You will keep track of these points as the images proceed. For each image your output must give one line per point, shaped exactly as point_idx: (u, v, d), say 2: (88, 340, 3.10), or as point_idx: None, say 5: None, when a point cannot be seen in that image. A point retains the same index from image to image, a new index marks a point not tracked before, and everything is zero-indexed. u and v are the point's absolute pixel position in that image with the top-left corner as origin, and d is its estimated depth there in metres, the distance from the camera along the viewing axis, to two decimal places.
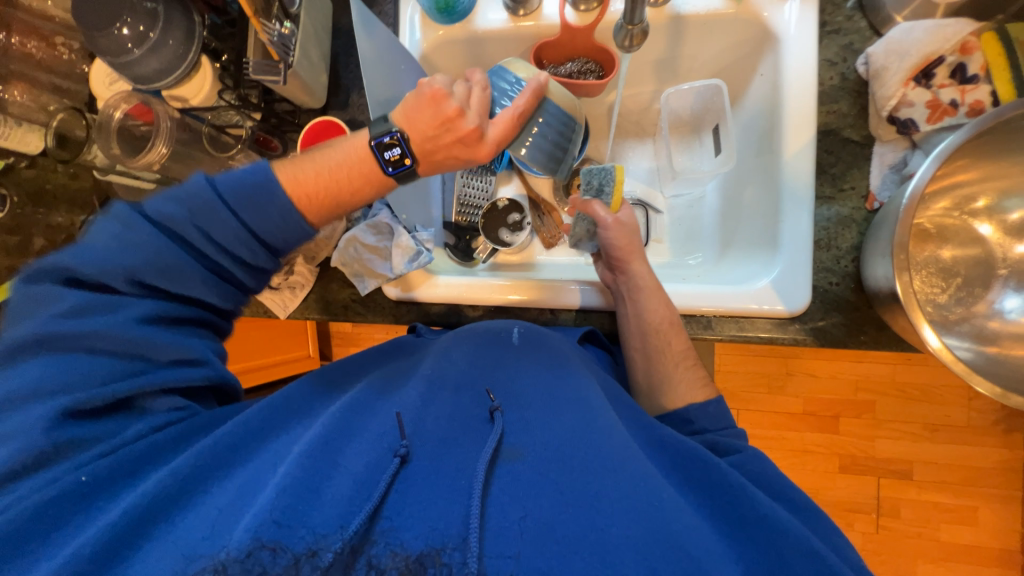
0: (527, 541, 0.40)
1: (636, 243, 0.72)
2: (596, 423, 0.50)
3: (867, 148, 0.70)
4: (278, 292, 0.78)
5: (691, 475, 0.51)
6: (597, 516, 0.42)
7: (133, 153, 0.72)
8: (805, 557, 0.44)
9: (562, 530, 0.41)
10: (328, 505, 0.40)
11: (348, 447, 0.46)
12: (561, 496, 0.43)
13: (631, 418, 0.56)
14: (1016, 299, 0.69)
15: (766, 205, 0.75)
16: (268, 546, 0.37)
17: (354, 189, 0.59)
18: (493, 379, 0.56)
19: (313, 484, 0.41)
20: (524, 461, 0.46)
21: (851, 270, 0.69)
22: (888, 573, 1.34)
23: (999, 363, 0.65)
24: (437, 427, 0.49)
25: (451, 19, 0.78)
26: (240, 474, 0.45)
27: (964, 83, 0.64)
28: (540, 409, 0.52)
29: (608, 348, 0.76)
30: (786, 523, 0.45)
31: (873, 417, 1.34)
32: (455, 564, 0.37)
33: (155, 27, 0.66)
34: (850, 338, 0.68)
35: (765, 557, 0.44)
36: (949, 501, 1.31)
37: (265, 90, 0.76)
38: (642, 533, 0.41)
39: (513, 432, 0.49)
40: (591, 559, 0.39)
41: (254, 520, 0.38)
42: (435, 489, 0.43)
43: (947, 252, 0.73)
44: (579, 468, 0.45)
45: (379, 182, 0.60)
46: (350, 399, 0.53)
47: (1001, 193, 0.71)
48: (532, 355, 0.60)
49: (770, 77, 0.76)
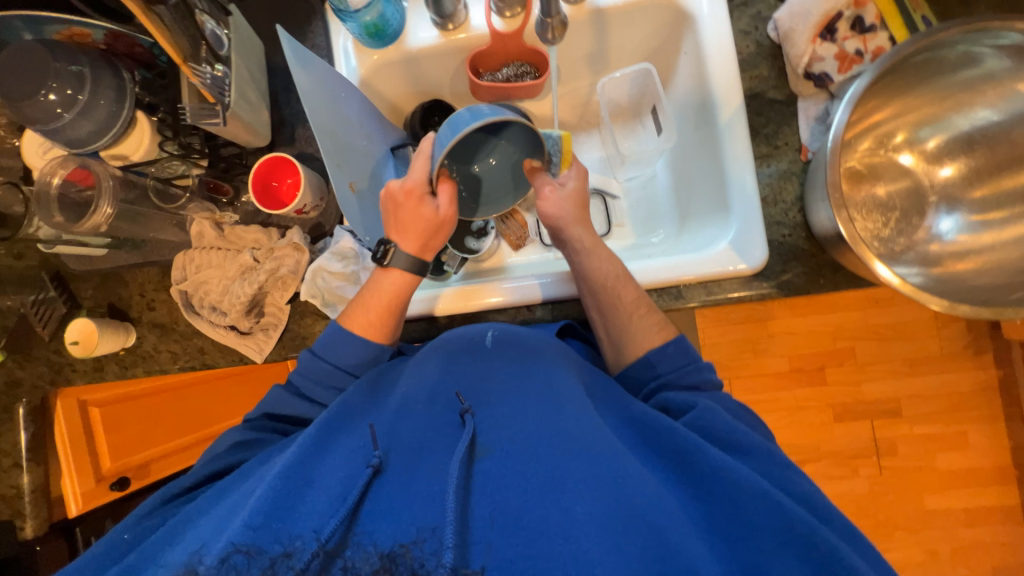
0: (496, 532, 0.43)
1: (582, 207, 0.73)
2: (563, 409, 0.52)
3: (792, 105, 0.75)
4: (251, 336, 0.78)
5: (658, 441, 0.54)
6: (560, 495, 0.45)
7: (77, 219, 0.71)
8: (763, 504, 0.46)
9: (529, 515, 0.44)
10: (307, 519, 0.43)
11: (324, 465, 0.49)
12: (527, 484, 0.46)
13: (605, 397, 0.59)
14: (948, 220, 0.76)
15: (712, 171, 0.78)
16: (241, 551, 0.39)
17: (395, 300, 0.68)
18: (460, 378, 0.57)
19: (290, 504, 0.44)
20: (494, 456, 0.48)
21: (800, 220, 0.72)
22: (897, 510, 1.37)
23: (947, 281, 0.70)
24: (411, 435, 0.52)
25: (383, 42, 0.80)
26: (224, 508, 0.48)
27: (864, 32, 0.69)
28: (510, 402, 0.54)
29: (587, 339, 0.77)
30: (746, 479, 0.47)
31: (854, 362, 1.39)
32: (424, 556, 0.39)
33: (84, 90, 0.64)
34: (811, 284, 0.71)
35: (722, 511, 0.47)
36: (937, 427, 1.37)
37: (207, 136, 0.75)
38: (600, 506, 0.45)
39: (485, 429, 0.51)
40: (556, 536, 0.43)
41: (234, 534, 0.41)
42: (410, 495, 0.46)
43: (881, 188, 0.78)
44: (545, 452, 0.48)
45: (411, 282, 0.68)
46: (338, 407, 0.56)
47: (915, 125, 0.78)
48: (504, 350, 0.60)
49: (693, 54, 0.80)
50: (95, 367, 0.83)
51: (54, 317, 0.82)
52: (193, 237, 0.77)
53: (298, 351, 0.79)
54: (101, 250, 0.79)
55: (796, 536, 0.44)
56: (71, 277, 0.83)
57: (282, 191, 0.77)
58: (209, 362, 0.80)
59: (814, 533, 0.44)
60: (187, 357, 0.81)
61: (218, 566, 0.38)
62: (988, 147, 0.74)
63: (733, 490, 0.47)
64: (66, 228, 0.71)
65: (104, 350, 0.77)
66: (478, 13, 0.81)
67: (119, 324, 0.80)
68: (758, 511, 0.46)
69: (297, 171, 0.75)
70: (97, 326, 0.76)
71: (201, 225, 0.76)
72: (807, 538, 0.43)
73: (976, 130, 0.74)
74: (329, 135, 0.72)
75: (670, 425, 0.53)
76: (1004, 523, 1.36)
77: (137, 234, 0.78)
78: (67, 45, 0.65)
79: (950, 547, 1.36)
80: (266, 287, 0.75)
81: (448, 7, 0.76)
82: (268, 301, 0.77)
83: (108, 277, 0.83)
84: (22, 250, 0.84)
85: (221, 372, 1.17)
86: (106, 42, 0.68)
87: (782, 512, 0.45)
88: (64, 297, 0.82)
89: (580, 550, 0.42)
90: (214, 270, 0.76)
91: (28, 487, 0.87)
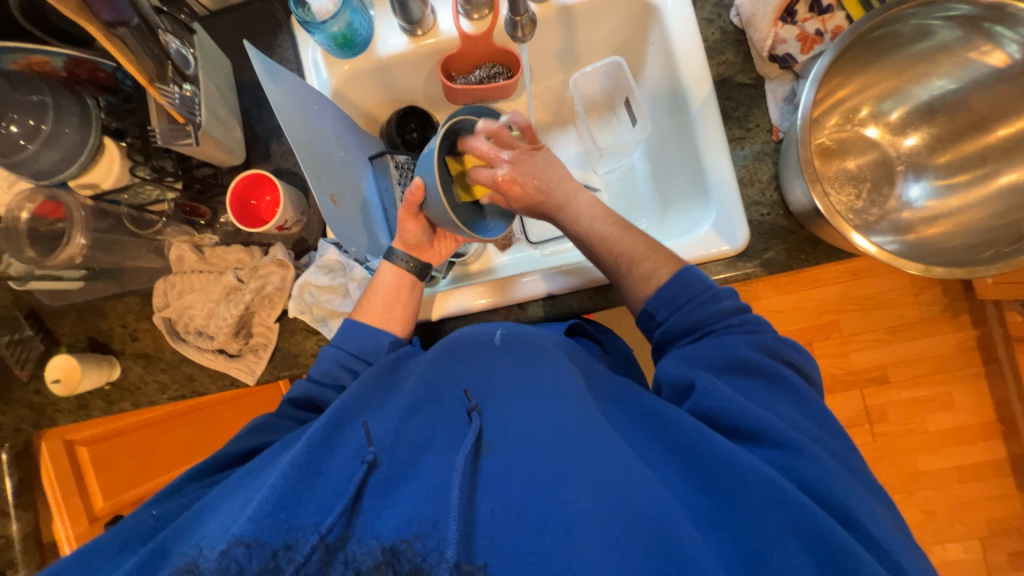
0: (499, 526, 0.44)
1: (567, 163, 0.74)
2: (568, 411, 0.52)
3: (760, 88, 0.77)
4: (240, 358, 0.76)
5: (669, 434, 0.52)
6: (564, 491, 0.45)
7: (49, 252, 0.69)
8: (775, 504, 0.44)
9: (532, 511, 0.45)
10: (313, 512, 0.46)
11: (334, 459, 0.50)
12: (530, 481, 0.46)
13: (616, 395, 0.58)
14: (916, 189, 0.78)
15: (688, 158, 0.80)
16: (244, 543, 0.42)
17: (396, 295, 0.72)
18: (469, 378, 0.58)
19: (297, 497, 0.46)
20: (498, 453, 0.49)
21: (777, 198, 0.74)
22: (892, 473, 1.41)
23: (921, 247, 0.73)
24: (417, 433, 0.52)
25: (353, 51, 0.79)
26: (234, 497, 0.49)
27: (822, 13, 0.72)
28: (516, 399, 0.54)
29: (596, 336, 0.74)
30: (760, 474, 0.45)
31: (839, 334, 1.42)
32: (426, 550, 0.43)
33: (47, 118, 0.64)
34: (793, 259, 0.73)
35: (732, 509, 0.45)
36: (923, 390, 1.41)
37: (180, 157, 0.75)
38: (607, 503, 0.45)
39: (490, 426, 0.51)
40: (558, 531, 0.43)
41: (239, 528, 0.43)
42: (413, 491, 0.47)
43: (851, 162, 0.81)
44: (549, 451, 0.48)
45: (408, 280, 0.73)
46: (337, 407, 0.54)
47: (878, 100, 0.80)
48: (511, 350, 0.61)
49: (661, 45, 0.82)
50: (80, 405, 0.81)
51: (32, 356, 0.80)
52: (173, 262, 0.75)
53: (290, 369, 0.77)
54: (77, 283, 0.77)
55: (808, 536, 0.42)
56: (47, 314, 0.81)
57: (262, 209, 0.76)
58: (200, 389, 0.78)
59: (830, 535, 0.42)
60: (176, 386, 0.79)
61: (221, 558, 0.42)
62: (947, 115, 0.77)
63: (745, 486, 0.45)
64: (38, 262, 0.69)
65: (88, 386, 0.75)
66: (446, 17, 0.81)
67: (101, 358, 0.78)
68: (766, 507, 0.44)
69: (276, 187, 0.74)
70: (78, 361, 0.74)
71: (180, 249, 0.75)
72: (822, 538, 0.42)
73: (935, 99, 0.77)
74: (305, 148, 0.71)
75: (685, 420, 0.51)
76: (995, 477, 1.40)
77: (113, 264, 0.76)
78: (26, 74, 0.64)
79: (946, 505, 1.41)
80: (253, 307, 0.74)
81: (416, 13, 0.76)
82: (256, 321, 0.76)
83: (86, 311, 0.80)
84: None
85: (213, 400, 1.13)
86: (66, 69, 0.65)
87: (796, 510, 0.43)
88: (41, 335, 0.80)
89: (581, 546, 0.42)
90: (197, 294, 0.75)
91: (17, 535, 0.85)
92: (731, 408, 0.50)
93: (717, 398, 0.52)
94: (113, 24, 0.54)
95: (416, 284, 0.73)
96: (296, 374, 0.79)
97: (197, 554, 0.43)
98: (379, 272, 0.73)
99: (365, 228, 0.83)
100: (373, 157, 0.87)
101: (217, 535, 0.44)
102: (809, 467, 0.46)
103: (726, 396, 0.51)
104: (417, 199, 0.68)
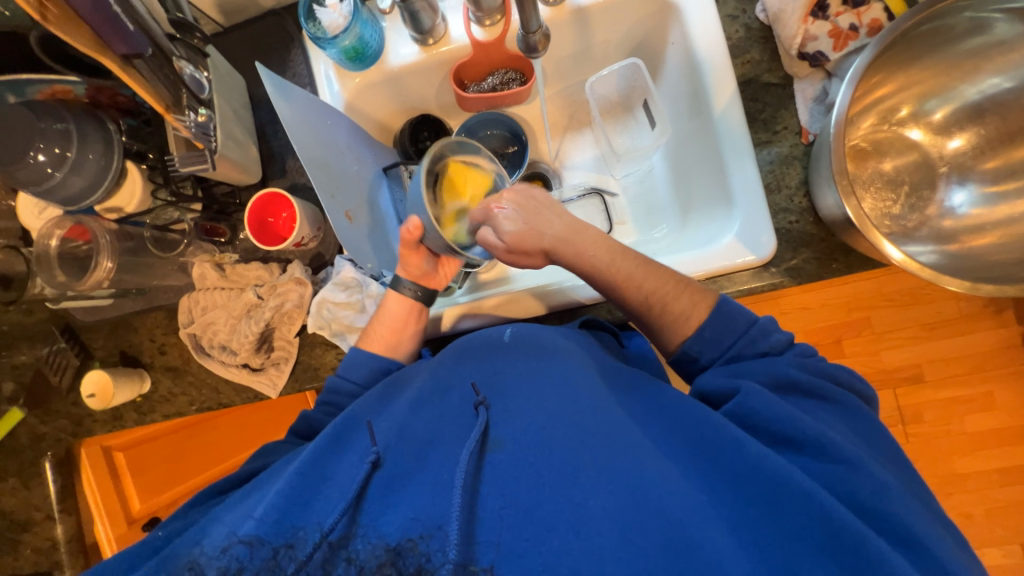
0: (506, 526, 0.43)
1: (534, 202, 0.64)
2: (580, 402, 0.50)
3: (788, 88, 0.73)
4: (264, 372, 0.78)
5: (688, 431, 0.49)
6: (575, 491, 0.44)
7: (79, 275, 0.72)
8: (800, 504, 0.42)
9: (540, 509, 0.43)
10: (318, 513, 0.46)
11: (341, 462, 0.50)
12: (538, 478, 0.45)
13: (634, 389, 0.56)
14: (962, 193, 0.74)
15: (710, 162, 0.77)
16: (244, 542, 0.45)
17: (400, 326, 0.72)
18: (477, 370, 0.56)
19: (306, 500, 0.47)
20: (506, 449, 0.47)
21: (806, 205, 0.70)
22: (929, 476, 1.34)
23: (964, 256, 0.69)
24: (423, 428, 0.52)
25: (365, 64, 0.78)
26: (237, 508, 0.49)
27: (857, 5, 0.67)
28: (525, 394, 0.52)
29: (613, 331, 0.71)
30: (786, 475, 0.43)
31: (871, 332, 1.32)
32: (430, 551, 0.42)
33: (71, 145, 0.65)
34: (823, 269, 0.69)
35: (759, 518, 0.43)
36: (962, 389, 1.32)
37: (198, 178, 0.76)
38: (618, 502, 0.43)
39: (498, 422, 0.50)
40: (566, 531, 0.42)
41: (241, 527, 0.46)
42: (418, 485, 0.47)
43: (888, 164, 0.76)
44: (559, 449, 0.46)
45: (415, 308, 0.72)
46: (344, 417, 0.55)
47: (919, 98, 0.75)
48: (522, 346, 0.58)
49: (681, 43, 0.78)
50: (114, 415, 0.83)
51: (69, 369, 0.83)
52: (196, 279, 0.77)
53: (312, 382, 0.78)
54: (108, 301, 0.79)
55: (844, 546, 0.40)
56: (81, 329, 0.84)
57: (279, 226, 0.76)
58: (226, 402, 0.80)
59: (862, 543, 0.40)
60: (202, 398, 0.81)
61: (222, 555, 0.44)
62: (998, 114, 0.72)
63: (771, 489, 0.43)
64: (70, 285, 0.72)
65: (121, 399, 0.78)
66: (457, 23, 0.79)
67: (132, 371, 0.80)
68: (790, 512, 0.42)
69: (291, 204, 0.74)
70: (111, 377, 0.77)
71: (202, 267, 0.76)
72: (852, 548, 0.40)
73: (985, 98, 0.73)
74: (319, 166, 0.71)
75: (711, 417, 0.49)
76: None
77: (139, 283, 0.78)
78: (50, 103, 0.66)
79: (984, 509, 1.33)
80: (274, 323, 0.76)
81: (426, 22, 0.75)
82: (277, 335, 0.77)
83: (117, 326, 0.83)
84: (31, 306, 0.85)
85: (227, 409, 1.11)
86: (88, 95, 0.67)
87: (828, 522, 0.41)
88: (76, 349, 0.83)
89: (591, 548, 0.41)
90: (220, 310, 0.76)
91: (61, 538, 0.90)
92: (764, 412, 0.49)
93: (746, 402, 0.50)
94: (129, 56, 0.55)
95: (423, 311, 0.73)
96: (318, 387, 0.79)
97: (199, 552, 0.46)
98: (385, 300, 0.73)
99: (380, 243, 0.83)
100: (386, 168, 0.86)
101: (219, 537, 0.46)
102: (854, 486, 0.44)
103: (761, 400, 0.50)
104: (415, 237, 0.69)
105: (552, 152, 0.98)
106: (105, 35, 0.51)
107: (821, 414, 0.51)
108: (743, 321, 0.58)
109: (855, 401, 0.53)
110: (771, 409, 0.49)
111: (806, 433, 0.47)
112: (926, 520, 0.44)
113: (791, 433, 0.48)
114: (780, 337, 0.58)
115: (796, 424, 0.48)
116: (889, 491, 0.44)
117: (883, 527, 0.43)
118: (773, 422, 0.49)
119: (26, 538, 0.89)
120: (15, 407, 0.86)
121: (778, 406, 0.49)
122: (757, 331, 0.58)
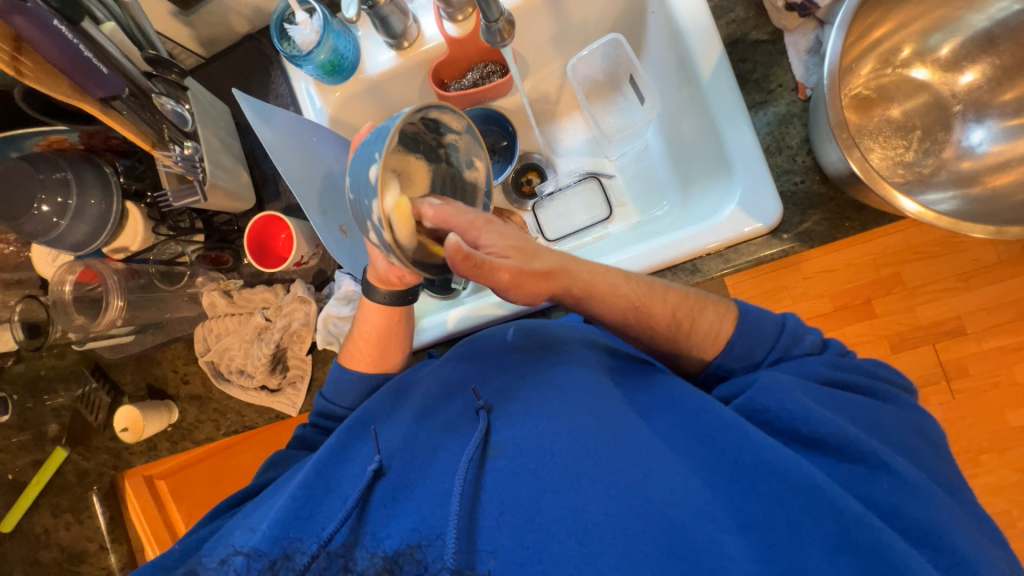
0: (505, 534, 0.42)
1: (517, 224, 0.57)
2: (585, 404, 0.49)
3: (779, 43, 0.70)
4: (282, 392, 0.79)
5: (694, 421, 0.48)
6: (576, 496, 0.42)
7: (94, 315, 0.75)
8: (817, 503, 0.40)
9: (541, 516, 0.42)
10: (323, 522, 0.47)
11: (345, 471, 0.51)
12: (540, 485, 0.44)
13: (639, 383, 0.55)
14: (979, 131, 0.70)
15: (704, 129, 0.73)
16: (242, 553, 0.45)
17: (389, 335, 0.68)
18: (477, 375, 0.56)
19: (307, 514, 0.47)
20: (506, 454, 0.46)
21: (810, 163, 0.67)
22: (980, 432, 1.25)
23: (986, 198, 0.66)
24: (427, 437, 0.52)
25: (342, 76, 0.78)
26: (250, 519, 0.49)
27: None
28: (526, 399, 0.51)
29: None
30: (800, 475, 0.41)
31: (903, 288, 1.22)
32: (428, 559, 0.41)
33: (72, 193, 0.67)
34: (836, 230, 0.65)
35: (769, 522, 0.40)
36: (1009, 338, 1.22)
37: (196, 211, 0.78)
38: (622, 508, 0.41)
39: (499, 426, 0.50)
40: (569, 540, 0.40)
41: (239, 539, 0.47)
42: (420, 497, 0.46)
43: (896, 109, 0.72)
44: (562, 453, 0.45)
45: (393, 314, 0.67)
46: (350, 422, 0.56)
47: (922, 35, 0.71)
48: (521, 346, 0.57)
49: (661, 11, 0.75)
50: (149, 446, 0.86)
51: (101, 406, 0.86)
52: (207, 308, 0.79)
53: None
54: (128, 336, 0.82)
55: (856, 543, 0.38)
56: (109, 366, 0.87)
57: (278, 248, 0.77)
58: (250, 424, 0.82)
59: (876, 541, 0.37)
60: (228, 422, 0.83)
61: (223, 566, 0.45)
62: (1012, 40, 0.68)
63: (777, 485, 0.42)
64: (88, 326, 0.76)
65: (153, 430, 0.81)
66: (429, 23, 0.78)
67: (160, 404, 0.83)
68: (805, 512, 0.40)
69: (287, 225, 0.75)
70: (140, 411, 0.80)
71: (211, 296, 0.78)
72: (871, 550, 0.37)
73: (995, 24, 0.68)
74: (306, 185, 0.71)
75: (718, 410, 0.47)
76: None
77: (155, 317, 0.81)
78: (50, 155, 0.68)
79: None
80: (284, 344, 0.77)
81: (398, 26, 0.74)
82: (290, 355, 0.79)
83: (142, 360, 0.86)
84: (64, 349, 0.89)
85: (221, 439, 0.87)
86: (83, 142, 0.69)
87: (837, 518, 0.39)
88: (107, 387, 0.86)
89: (594, 555, 0.39)
90: (233, 335, 0.78)
91: (115, 566, 0.95)
92: (774, 409, 0.47)
93: (759, 398, 0.48)
94: (107, 99, 0.57)
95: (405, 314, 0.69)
96: None
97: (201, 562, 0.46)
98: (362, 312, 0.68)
99: None
100: None
101: (220, 548, 0.47)
102: (864, 486, 0.42)
103: (773, 395, 0.48)
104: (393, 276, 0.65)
105: (543, 140, 0.96)
106: (83, 83, 0.54)
107: (867, 416, 0.48)
108: (779, 327, 0.56)
109: (897, 399, 0.51)
110: (785, 404, 0.47)
111: (828, 431, 0.45)
112: (956, 519, 0.41)
113: (810, 433, 0.46)
114: (815, 338, 0.55)
115: (814, 422, 0.46)
116: (896, 475, 0.42)
117: (926, 545, 0.39)
118: (786, 419, 0.47)
119: (83, 568, 0.94)
120: (59, 446, 0.91)
121: (791, 400, 0.47)
122: (789, 338, 0.55)
